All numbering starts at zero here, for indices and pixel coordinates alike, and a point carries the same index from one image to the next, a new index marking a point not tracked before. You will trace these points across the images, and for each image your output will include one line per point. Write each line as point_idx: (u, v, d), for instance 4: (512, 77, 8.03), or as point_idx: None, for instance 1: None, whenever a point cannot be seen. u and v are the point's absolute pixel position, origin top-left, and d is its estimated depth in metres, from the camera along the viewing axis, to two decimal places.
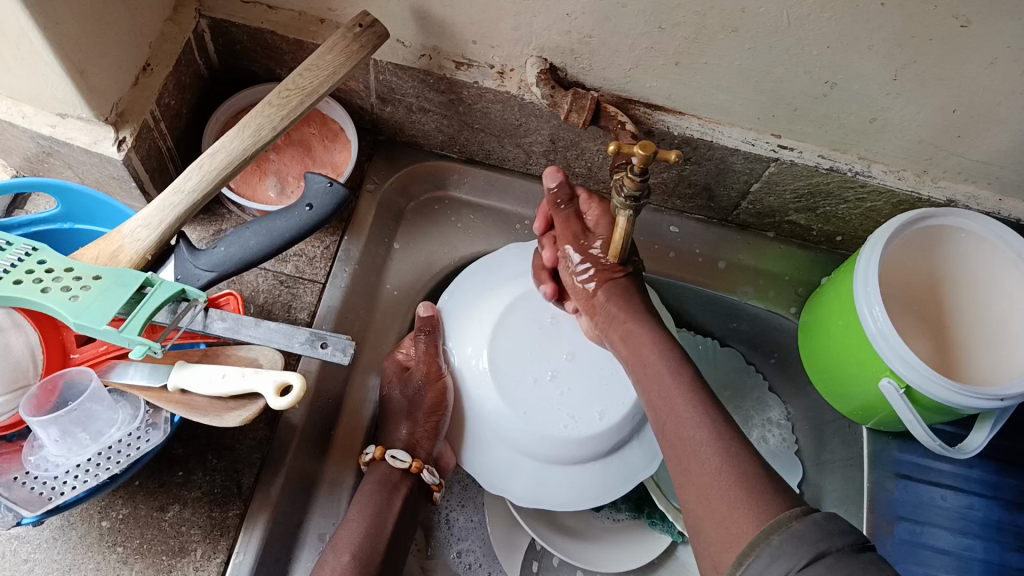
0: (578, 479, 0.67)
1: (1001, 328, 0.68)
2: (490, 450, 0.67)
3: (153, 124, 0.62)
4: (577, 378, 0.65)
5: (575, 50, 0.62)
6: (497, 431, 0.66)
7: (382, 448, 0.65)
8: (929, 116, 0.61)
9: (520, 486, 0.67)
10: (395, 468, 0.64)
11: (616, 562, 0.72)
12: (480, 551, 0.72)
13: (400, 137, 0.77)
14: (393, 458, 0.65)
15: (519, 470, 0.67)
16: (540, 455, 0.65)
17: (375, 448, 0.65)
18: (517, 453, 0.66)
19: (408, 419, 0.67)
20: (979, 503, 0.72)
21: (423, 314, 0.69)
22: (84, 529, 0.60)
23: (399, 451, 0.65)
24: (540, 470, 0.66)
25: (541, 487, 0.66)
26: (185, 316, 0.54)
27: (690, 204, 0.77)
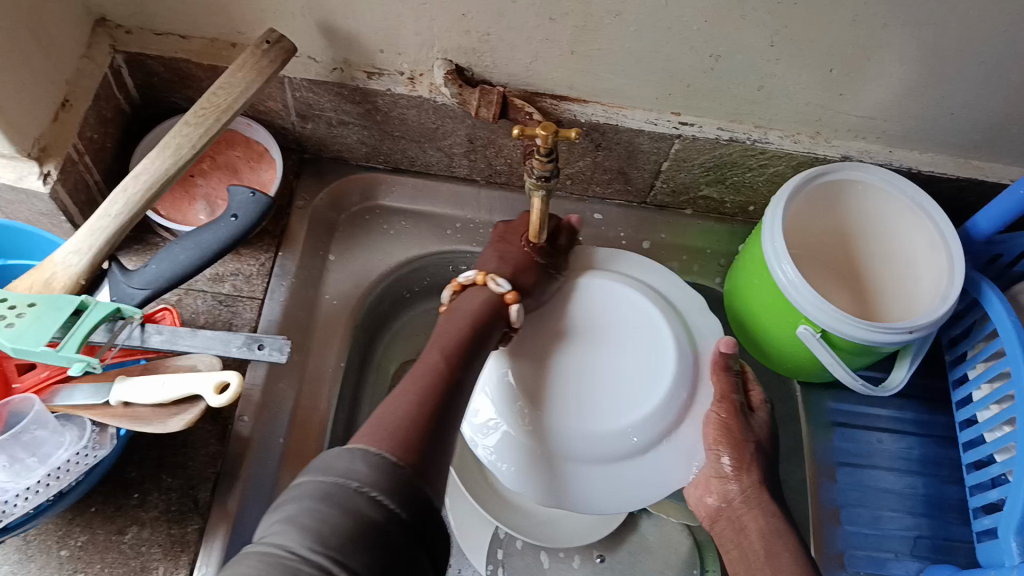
0: (650, 471, 0.64)
1: (907, 271, 0.72)
2: (563, 469, 0.63)
3: (77, 157, 0.64)
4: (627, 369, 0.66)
5: (476, 49, 0.66)
6: (561, 445, 0.63)
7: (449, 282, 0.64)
8: (809, 78, 0.66)
9: (599, 495, 0.63)
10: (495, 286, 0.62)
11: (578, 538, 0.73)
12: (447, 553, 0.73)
13: (326, 153, 0.80)
14: (462, 275, 0.64)
15: (592, 481, 0.63)
16: (579, 443, 0.63)
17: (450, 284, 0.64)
18: (585, 465, 0.64)
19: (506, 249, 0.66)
20: (916, 442, 0.76)
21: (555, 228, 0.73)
22: (43, 560, 0.60)
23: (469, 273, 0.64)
24: (613, 473, 0.64)
25: (620, 488, 0.63)
26: (122, 334, 0.55)
27: (609, 190, 0.81)
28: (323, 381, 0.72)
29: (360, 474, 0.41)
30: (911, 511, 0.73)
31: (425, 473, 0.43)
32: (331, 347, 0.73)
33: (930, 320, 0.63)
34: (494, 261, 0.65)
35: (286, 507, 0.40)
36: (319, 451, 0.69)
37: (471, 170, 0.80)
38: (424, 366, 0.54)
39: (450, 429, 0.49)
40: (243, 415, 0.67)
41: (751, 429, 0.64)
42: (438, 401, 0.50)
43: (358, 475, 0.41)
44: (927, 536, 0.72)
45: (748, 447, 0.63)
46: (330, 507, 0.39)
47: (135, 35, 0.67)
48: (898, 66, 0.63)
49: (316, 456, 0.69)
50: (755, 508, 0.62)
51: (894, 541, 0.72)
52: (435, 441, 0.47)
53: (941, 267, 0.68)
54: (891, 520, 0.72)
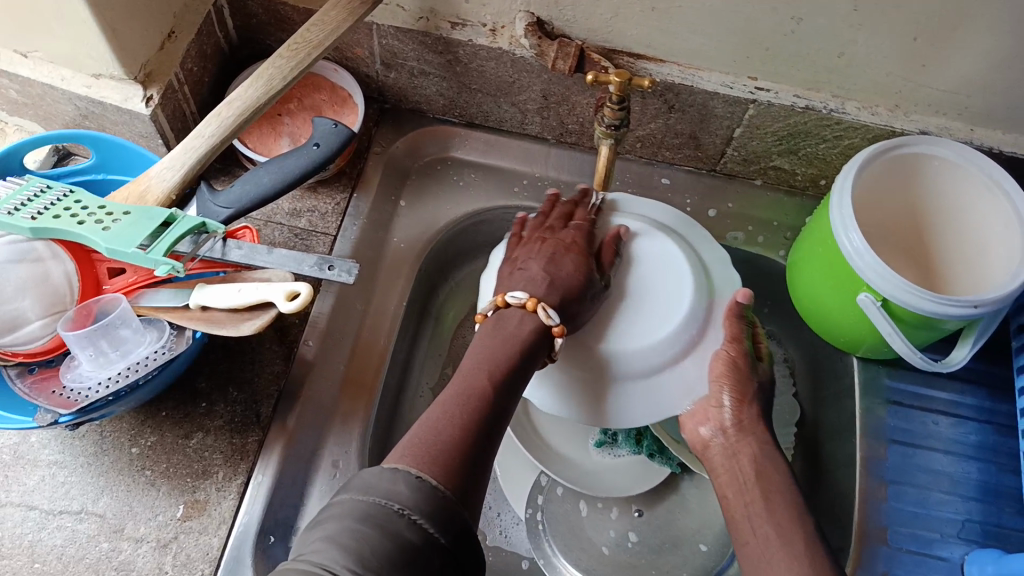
0: (669, 388, 0.65)
1: (980, 250, 0.71)
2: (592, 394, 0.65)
3: (177, 86, 0.69)
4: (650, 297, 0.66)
5: (559, 2, 0.67)
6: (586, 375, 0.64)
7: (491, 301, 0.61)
8: (892, 46, 0.65)
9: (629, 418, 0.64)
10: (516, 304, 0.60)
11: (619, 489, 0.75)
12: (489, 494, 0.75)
13: (405, 103, 0.83)
14: (509, 296, 0.60)
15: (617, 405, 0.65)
16: (595, 360, 0.64)
17: (495, 297, 0.61)
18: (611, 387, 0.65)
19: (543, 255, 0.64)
20: (974, 428, 0.74)
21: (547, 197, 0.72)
22: (116, 455, 0.65)
23: (517, 292, 0.61)
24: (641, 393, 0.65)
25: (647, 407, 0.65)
26: (205, 246, 0.59)
27: (679, 155, 0.81)
28: (385, 318, 0.75)
29: (400, 496, 0.43)
30: (963, 495, 0.72)
31: (461, 498, 0.45)
32: (395, 287, 0.76)
33: (998, 295, 0.62)
34: (544, 284, 0.61)
35: (327, 522, 0.42)
36: (376, 382, 0.72)
37: (543, 128, 0.81)
38: (462, 382, 0.54)
39: (488, 450, 0.51)
40: (309, 340, 0.71)
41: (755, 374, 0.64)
42: (476, 421, 0.51)
43: (399, 497, 0.43)
44: (977, 520, 0.71)
45: (751, 385, 0.63)
46: (370, 528, 0.41)
47: None
48: (986, 39, 0.62)
49: (372, 387, 0.72)
50: (752, 444, 0.62)
51: (941, 522, 0.71)
52: (478, 462, 0.49)
53: (1015, 247, 0.66)
54: (939, 501, 0.71)
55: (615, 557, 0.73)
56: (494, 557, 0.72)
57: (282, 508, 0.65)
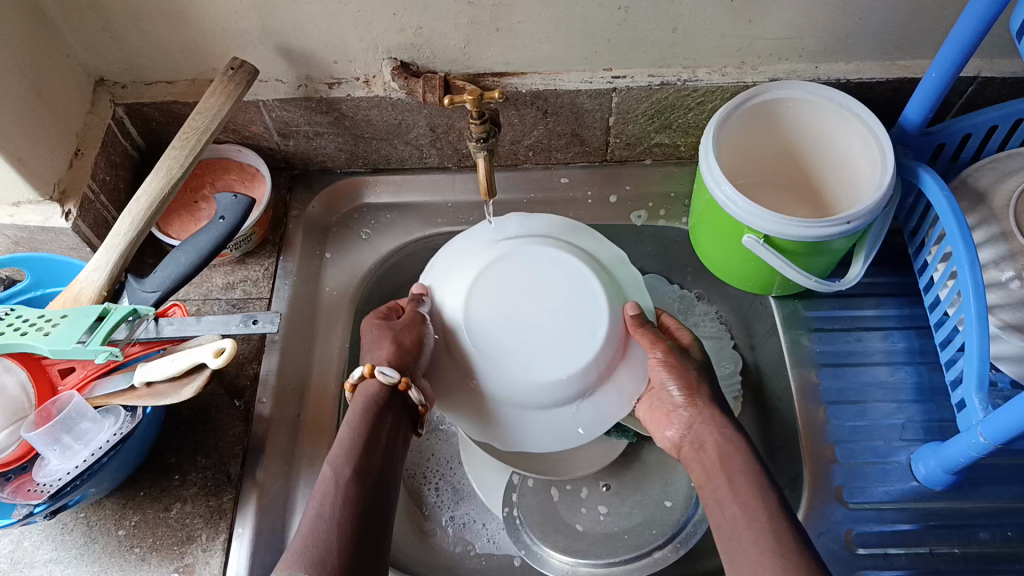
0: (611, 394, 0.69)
1: (849, 174, 0.77)
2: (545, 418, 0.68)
3: (93, 196, 0.75)
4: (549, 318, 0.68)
5: (415, 43, 0.74)
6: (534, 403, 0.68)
7: (370, 366, 0.61)
8: (715, 11, 0.71)
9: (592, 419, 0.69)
10: (385, 382, 0.60)
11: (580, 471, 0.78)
12: (469, 509, 0.79)
13: (313, 166, 0.89)
14: (382, 372, 0.60)
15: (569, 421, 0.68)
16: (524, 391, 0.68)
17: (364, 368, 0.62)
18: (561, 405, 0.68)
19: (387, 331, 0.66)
20: (900, 337, 0.79)
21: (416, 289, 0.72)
22: (105, 540, 0.69)
23: (387, 367, 0.61)
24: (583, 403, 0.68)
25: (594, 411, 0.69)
26: (140, 329, 0.65)
27: (570, 154, 0.88)
28: (333, 361, 0.80)
29: None
30: (900, 400, 0.76)
31: None
32: (335, 332, 0.82)
33: (865, 208, 0.67)
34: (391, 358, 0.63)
35: None
36: (334, 422, 0.77)
37: (442, 158, 0.88)
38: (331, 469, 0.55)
39: (375, 537, 0.52)
40: (263, 397, 0.76)
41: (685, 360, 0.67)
42: (353, 518, 0.52)
43: None
44: (919, 420, 0.75)
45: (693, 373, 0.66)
46: None
47: (129, 88, 0.78)
48: None
49: (331, 427, 0.76)
50: (709, 424, 0.63)
51: (884, 429, 0.75)
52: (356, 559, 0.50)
53: (874, 161, 0.72)
54: (878, 410, 0.75)
55: (591, 532, 0.77)
56: (485, 563, 0.76)
57: (268, 554, 0.69)
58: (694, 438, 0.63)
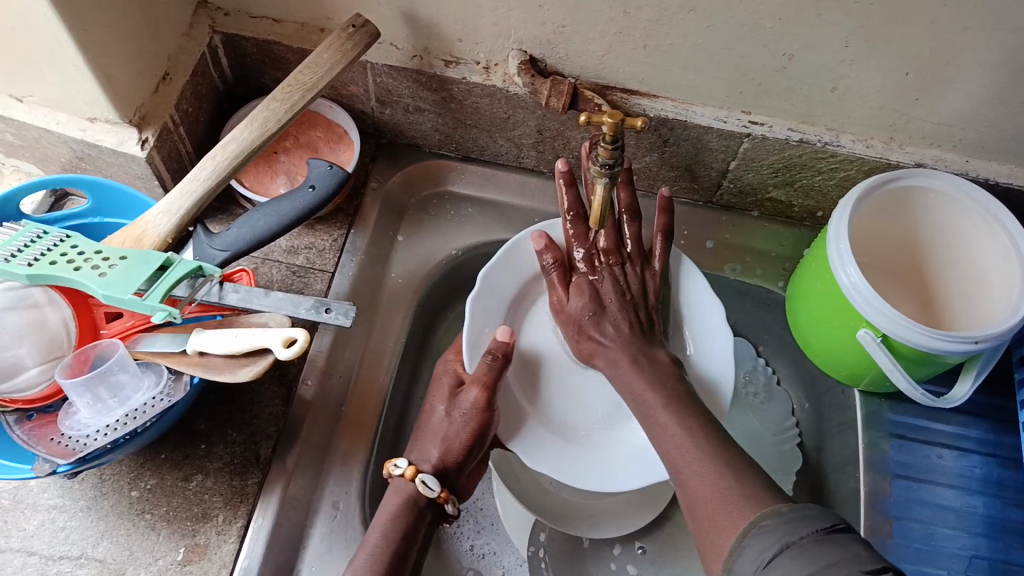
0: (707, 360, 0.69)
1: (974, 286, 0.71)
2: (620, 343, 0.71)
3: (173, 128, 0.69)
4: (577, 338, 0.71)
5: (551, 41, 0.67)
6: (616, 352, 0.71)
7: (415, 468, 0.60)
8: (885, 80, 0.65)
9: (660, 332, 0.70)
10: (422, 493, 0.60)
11: (604, 529, 0.74)
12: (492, 539, 0.74)
13: (401, 138, 0.83)
14: (422, 483, 0.59)
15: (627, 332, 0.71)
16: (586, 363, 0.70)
17: (409, 466, 0.60)
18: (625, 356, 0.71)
19: (442, 442, 0.62)
20: (979, 461, 0.73)
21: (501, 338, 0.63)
22: (115, 499, 0.64)
23: (430, 477, 0.60)
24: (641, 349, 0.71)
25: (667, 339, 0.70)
26: (202, 290, 0.59)
27: (675, 187, 0.82)
28: (384, 355, 0.75)
29: None
30: (968, 530, 0.70)
31: None
32: (393, 322, 0.76)
33: (999, 331, 0.61)
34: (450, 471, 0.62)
35: None
36: (376, 419, 0.71)
37: (539, 162, 0.82)
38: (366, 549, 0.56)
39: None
40: (307, 379, 0.70)
41: (632, 274, 0.68)
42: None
43: None
44: (984, 557, 0.69)
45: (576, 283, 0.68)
46: None
47: (232, 17, 0.72)
48: (981, 73, 0.62)
49: (373, 424, 0.71)
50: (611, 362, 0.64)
51: (947, 559, 0.69)
52: None
53: (1012, 281, 0.66)
54: (946, 538, 0.70)
55: None
56: None
57: (283, 551, 0.64)
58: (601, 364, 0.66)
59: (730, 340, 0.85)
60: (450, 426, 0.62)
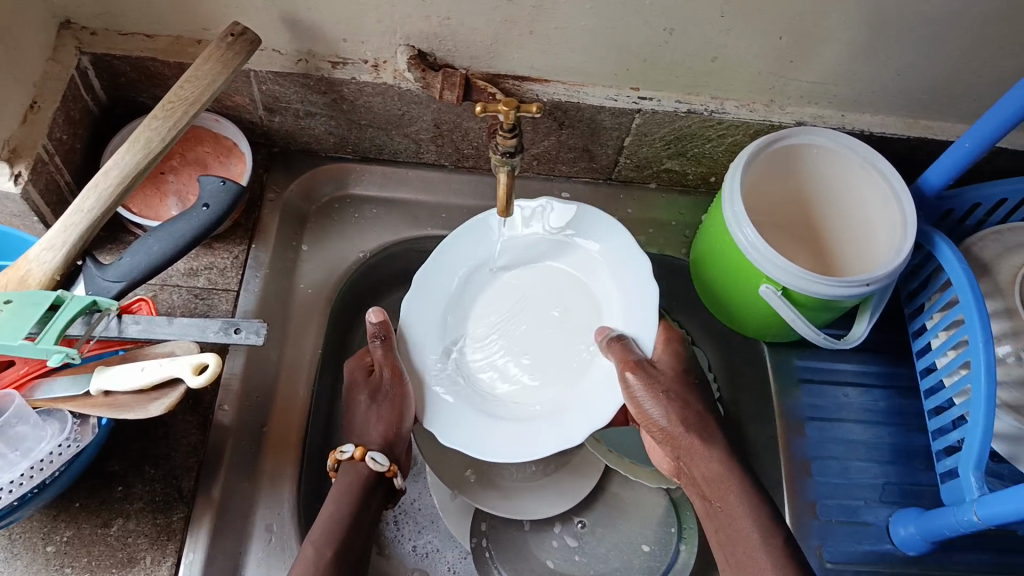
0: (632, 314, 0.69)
1: (861, 233, 0.75)
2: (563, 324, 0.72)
3: (47, 158, 0.65)
4: (497, 320, 0.72)
5: (437, 34, 0.67)
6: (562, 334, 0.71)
7: (362, 449, 0.65)
8: (762, 46, 0.67)
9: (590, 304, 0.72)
10: (374, 470, 0.64)
11: (544, 510, 0.75)
12: (434, 537, 0.74)
13: (294, 145, 0.81)
14: (371, 459, 0.64)
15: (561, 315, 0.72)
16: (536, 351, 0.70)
17: (353, 449, 0.65)
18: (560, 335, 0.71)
19: (381, 419, 0.67)
20: (881, 394, 0.78)
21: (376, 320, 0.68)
22: (30, 557, 0.60)
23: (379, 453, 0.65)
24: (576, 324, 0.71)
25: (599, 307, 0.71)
26: (99, 325, 0.56)
27: (575, 168, 0.83)
28: (302, 368, 0.73)
29: None
30: (878, 460, 0.75)
31: None
32: (308, 335, 0.74)
33: (886, 272, 0.65)
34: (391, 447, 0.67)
35: None
36: (302, 435, 0.70)
37: (439, 156, 0.81)
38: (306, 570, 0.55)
39: None
40: (224, 404, 0.68)
41: (674, 392, 0.65)
42: None
43: None
44: (894, 482, 0.74)
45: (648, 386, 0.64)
46: None
47: (98, 36, 0.68)
48: (847, 32, 0.65)
49: (299, 441, 0.69)
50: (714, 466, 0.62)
51: (863, 489, 0.74)
52: None
53: (894, 224, 0.70)
54: (859, 470, 0.74)
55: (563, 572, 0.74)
56: None
57: None
58: (677, 458, 0.65)
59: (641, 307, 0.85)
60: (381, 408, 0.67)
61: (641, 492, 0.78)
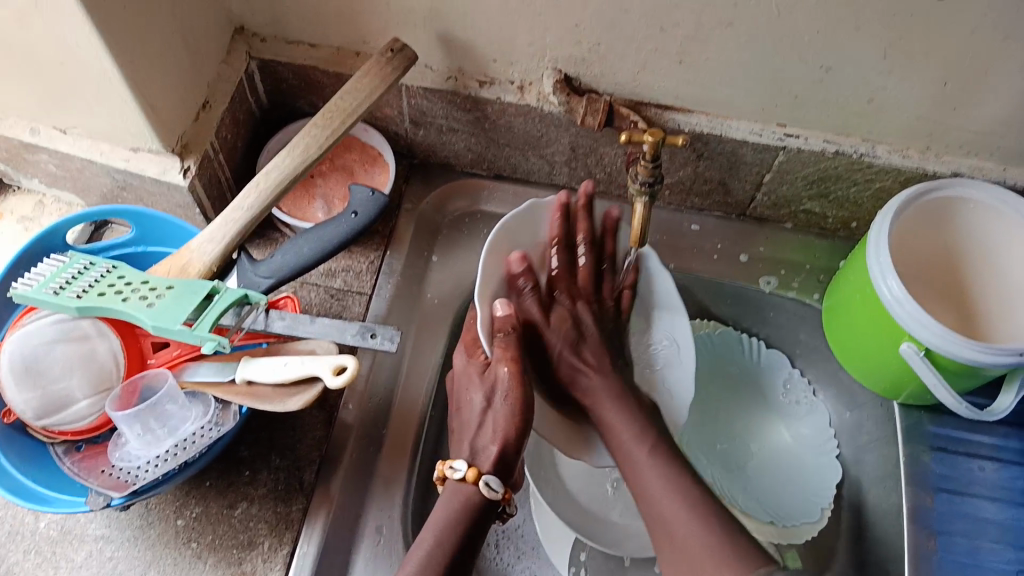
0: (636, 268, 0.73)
1: (1015, 296, 0.70)
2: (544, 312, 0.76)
3: (212, 155, 0.70)
4: None
5: (586, 59, 0.67)
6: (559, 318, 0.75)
7: (475, 472, 0.59)
8: (923, 91, 0.64)
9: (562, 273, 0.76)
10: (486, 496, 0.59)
11: (645, 549, 0.73)
12: (535, 561, 0.74)
13: (433, 158, 0.83)
14: (487, 485, 0.59)
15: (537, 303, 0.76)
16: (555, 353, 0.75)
17: (468, 470, 0.59)
18: None
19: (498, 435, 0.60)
20: (1019, 473, 0.72)
21: (500, 314, 0.63)
22: (162, 528, 0.64)
23: (493, 479, 0.59)
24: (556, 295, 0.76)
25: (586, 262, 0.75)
26: (248, 319, 0.59)
27: (708, 200, 0.82)
28: (424, 376, 0.74)
29: None
30: (1013, 544, 0.69)
31: None
32: (431, 344, 0.76)
33: None
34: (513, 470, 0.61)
35: None
36: (418, 443, 0.71)
37: (571, 178, 0.82)
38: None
39: None
40: (349, 402, 0.71)
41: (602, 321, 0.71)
42: None
43: None
44: None
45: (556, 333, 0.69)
46: None
47: (268, 42, 0.72)
48: (1020, 82, 0.62)
49: (414, 447, 0.70)
50: None
51: (993, 572, 0.68)
52: None
53: None
54: (991, 553, 0.69)
55: None
56: None
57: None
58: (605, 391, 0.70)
59: (763, 351, 0.84)
60: (469, 423, 0.63)
61: None
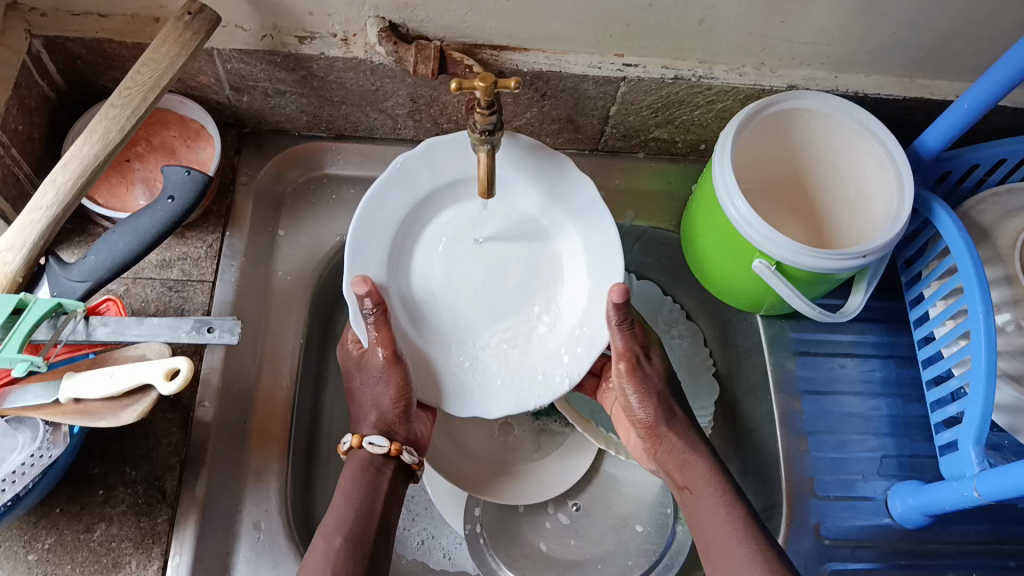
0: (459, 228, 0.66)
1: (856, 198, 0.73)
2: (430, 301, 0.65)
3: (1, 150, 0.62)
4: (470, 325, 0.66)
5: (408, 4, 0.63)
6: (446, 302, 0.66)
7: (359, 436, 0.61)
8: (751, 7, 0.64)
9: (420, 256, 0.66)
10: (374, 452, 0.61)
11: (529, 495, 0.73)
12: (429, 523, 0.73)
13: (266, 125, 0.77)
14: (370, 443, 0.60)
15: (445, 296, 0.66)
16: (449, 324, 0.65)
17: (351, 436, 0.61)
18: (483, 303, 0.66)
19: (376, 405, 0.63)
20: (878, 364, 0.76)
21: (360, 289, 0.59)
22: (11, 565, 0.59)
23: (378, 436, 0.61)
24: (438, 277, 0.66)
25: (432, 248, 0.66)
26: (66, 329, 0.53)
27: (559, 139, 0.80)
28: (285, 359, 0.71)
29: None
30: (876, 432, 0.73)
31: None
32: (289, 323, 0.72)
33: (883, 242, 0.63)
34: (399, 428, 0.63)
35: None
36: (286, 428, 0.68)
37: (417, 131, 0.78)
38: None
39: None
40: (205, 400, 0.66)
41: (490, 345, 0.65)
42: None
43: None
44: (893, 454, 0.73)
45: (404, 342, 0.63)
46: None
47: (49, 16, 0.63)
48: None
49: (284, 436, 0.67)
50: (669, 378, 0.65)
51: (861, 463, 0.73)
52: None
53: (888, 188, 0.68)
54: (856, 444, 0.73)
55: (558, 554, 0.73)
56: None
57: None
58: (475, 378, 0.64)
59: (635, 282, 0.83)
60: (377, 388, 0.62)
61: (636, 470, 0.78)
